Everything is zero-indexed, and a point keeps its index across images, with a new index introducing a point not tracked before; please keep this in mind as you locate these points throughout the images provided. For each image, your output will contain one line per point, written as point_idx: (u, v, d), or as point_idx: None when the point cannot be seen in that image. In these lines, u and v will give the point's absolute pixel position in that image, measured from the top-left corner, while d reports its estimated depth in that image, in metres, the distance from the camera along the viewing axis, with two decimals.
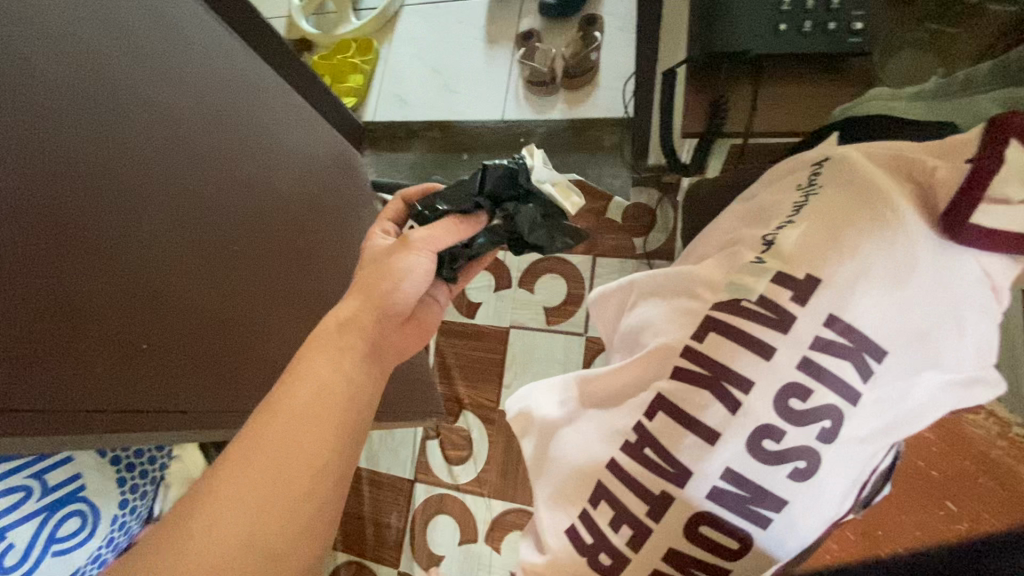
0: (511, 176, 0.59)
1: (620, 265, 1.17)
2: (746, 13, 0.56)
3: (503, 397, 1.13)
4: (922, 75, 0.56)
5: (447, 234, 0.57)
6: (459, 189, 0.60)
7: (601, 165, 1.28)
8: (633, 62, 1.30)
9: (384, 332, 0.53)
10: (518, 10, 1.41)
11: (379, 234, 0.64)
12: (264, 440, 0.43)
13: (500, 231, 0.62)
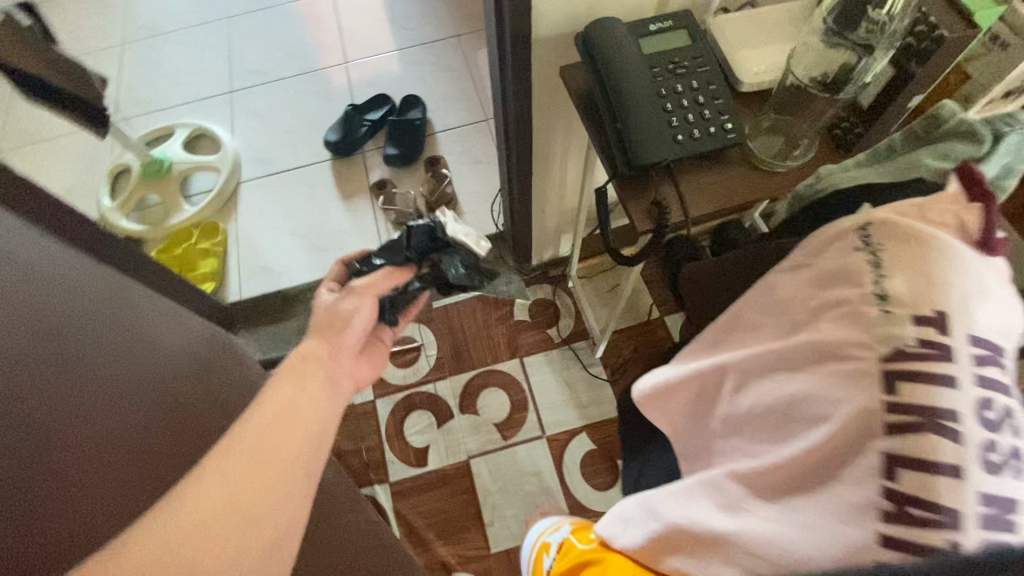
0: (431, 232, 0.68)
1: (548, 358, 1.20)
2: (646, 122, 0.56)
3: (490, 537, 1.04)
4: (785, 153, 0.61)
5: (384, 281, 0.65)
6: (391, 245, 0.68)
7: (492, 276, 1.32)
8: (486, 181, 1.42)
9: (340, 365, 0.58)
10: (365, 164, 1.48)
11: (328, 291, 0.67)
12: (238, 439, 0.45)
13: (429, 278, 0.69)
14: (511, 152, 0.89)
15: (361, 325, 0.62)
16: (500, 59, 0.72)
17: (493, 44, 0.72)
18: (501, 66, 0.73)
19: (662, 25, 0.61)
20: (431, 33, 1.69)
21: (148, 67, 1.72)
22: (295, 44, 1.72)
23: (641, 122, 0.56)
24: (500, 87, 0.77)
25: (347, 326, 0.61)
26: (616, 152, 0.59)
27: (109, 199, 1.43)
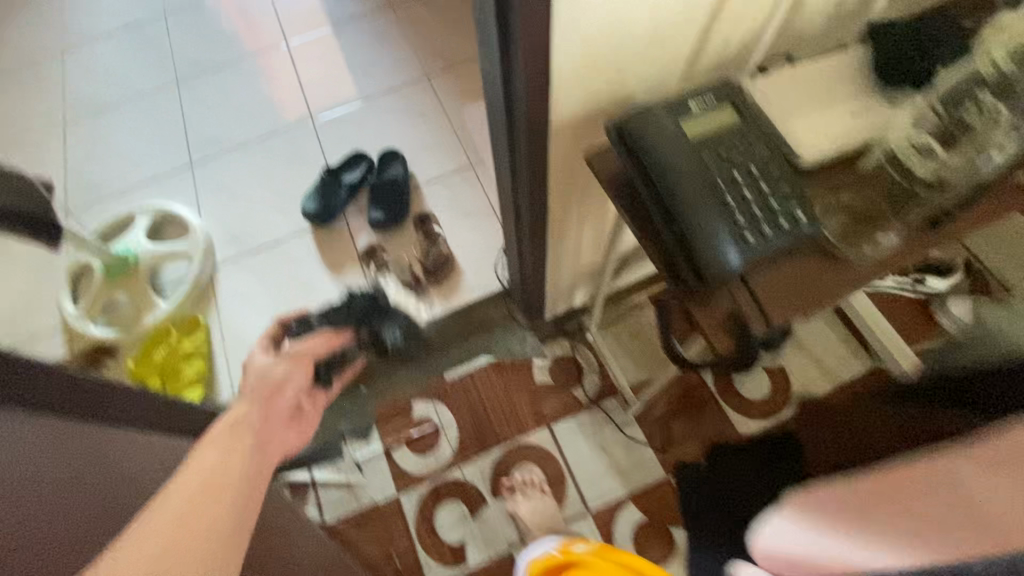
0: (370, 301, 1.13)
1: (578, 422, 1.12)
2: (706, 225, 0.49)
3: None
4: (865, 233, 0.52)
5: (327, 342, 0.99)
6: (340, 314, 1.08)
7: (504, 337, 1.22)
8: (482, 233, 1.33)
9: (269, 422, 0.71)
10: (348, 229, 1.37)
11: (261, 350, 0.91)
12: (161, 512, 0.47)
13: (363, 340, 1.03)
14: (523, 229, 0.81)
15: (297, 377, 0.86)
16: (509, 146, 0.64)
17: (500, 133, 0.64)
18: (511, 154, 0.65)
19: (700, 104, 0.54)
20: (397, 77, 1.59)
21: (96, 145, 1.59)
22: (254, 104, 1.60)
23: (701, 226, 0.49)
24: (510, 172, 0.69)
25: (290, 388, 0.83)
26: (681, 261, 0.51)
27: (73, 304, 1.30)
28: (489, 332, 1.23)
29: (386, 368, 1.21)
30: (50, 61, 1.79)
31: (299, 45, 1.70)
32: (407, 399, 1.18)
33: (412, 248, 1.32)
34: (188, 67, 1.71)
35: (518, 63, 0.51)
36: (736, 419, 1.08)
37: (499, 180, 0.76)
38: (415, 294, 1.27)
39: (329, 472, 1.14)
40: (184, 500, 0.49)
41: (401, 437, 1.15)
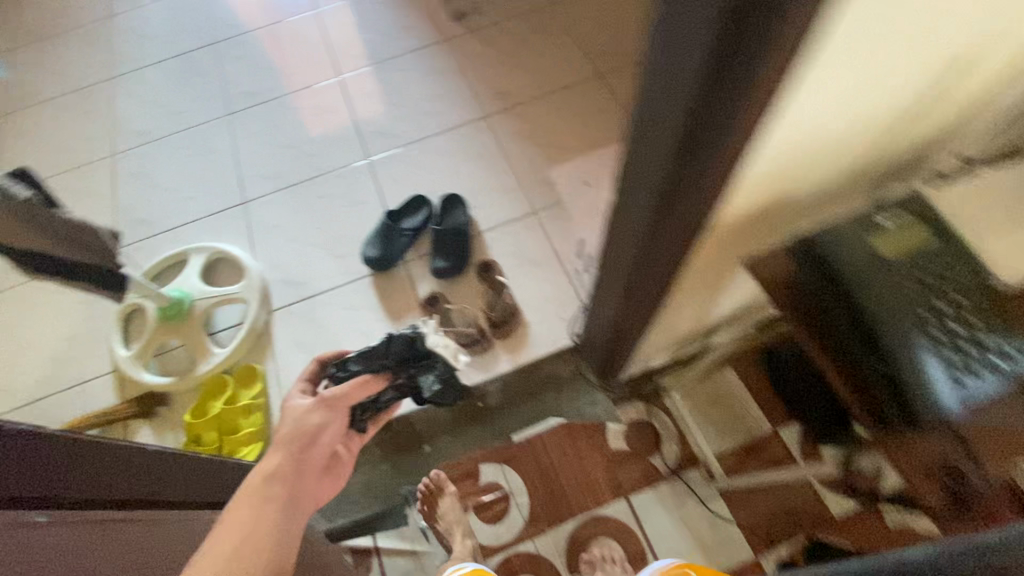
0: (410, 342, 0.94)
1: (658, 495, 1.07)
2: (904, 367, 0.59)
3: None
4: None
5: (360, 391, 0.90)
6: (371, 355, 0.93)
7: (574, 397, 1.17)
8: (548, 284, 1.28)
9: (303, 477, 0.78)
10: (409, 277, 1.34)
11: (297, 395, 0.91)
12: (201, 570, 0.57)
13: (400, 387, 0.97)
14: (637, 303, 0.78)
15: (337, 432, 0.89)
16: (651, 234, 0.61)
17: (640, 220, 0.61)
18: (650, 239, 0.62)
19: (890, 221, 0.65)
20: (455, 116, 1.56)
21: (146, 179, 1.56)
22: (307, 140, 1.58)
23: (903, 363, 0.59)
24: (641, 254, 0.66)
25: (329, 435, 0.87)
26: (883, 396, 0.61)
27: (125, 348, 1.26)
28: (559, 391, 1.18)
29: (452, 427, 1.17)
30: (100, 91, 1.77)
31: (354, 81, 1.67)
32: (475, 462, 1.13)
33: (475, 300, 1.28)
34: (240, 100, 1.69)
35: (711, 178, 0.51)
36: (828, 498, 1.03)
37: (617, 257, 0.73)
38: (479, 350, 1.22)
39: (394, 539, 1.09)
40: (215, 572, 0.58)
41: (468, 502, 1.10)
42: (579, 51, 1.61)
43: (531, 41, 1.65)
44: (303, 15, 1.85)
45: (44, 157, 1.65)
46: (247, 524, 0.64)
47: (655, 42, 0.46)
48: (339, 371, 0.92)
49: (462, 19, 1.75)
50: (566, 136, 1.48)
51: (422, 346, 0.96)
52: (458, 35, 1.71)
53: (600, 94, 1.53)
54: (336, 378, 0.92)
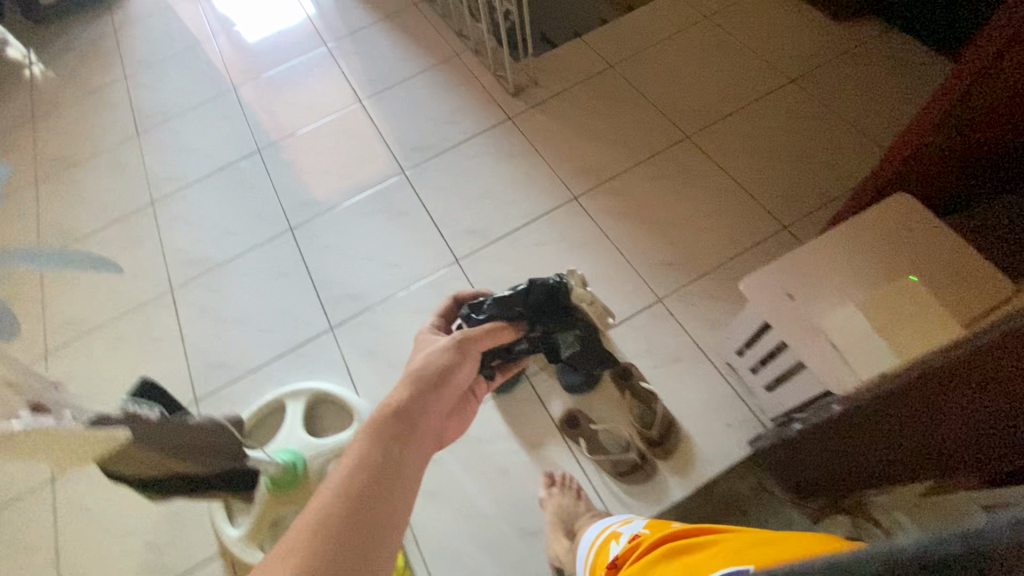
0: (553, 292, 0.93)
1: None
2: None
3: None
4: None
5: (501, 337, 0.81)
6: (510, 299, 0.89)
7: (766, 521, 1.01)
8: (698, 385, 1.14)
9: (428, 398, 0.66)
10: (536, 394, 1.18)
11: (433, 328, 0.88)
12: (325, 494, 0.51)
13: (538, 338, 0.92)
14: (934, 460, 0.70)
15: (465, 376, 0.73)
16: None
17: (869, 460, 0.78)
18: (920, 458, 0.71)
19: None
20: (540, 202, 1.45)
21: (214, 313, 1.43)
22: (384, 247, 1.46)
23: None
24: (895, 461, 0.75)
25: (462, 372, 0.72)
26: None
27: (234, 529, 1.09)
28: (748, 515, 1.02)
29: None
30: (140, 219, 1.64)
31: (419, 175, 1.56)
32: None
33: (621, 415, 1.13)
34: (300, 212, 1.56)
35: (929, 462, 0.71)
36: None
37: (927, 423, 0.66)
38: (644, 476, 1.07)
39: None
40: (334, 495, 0.51)
41: None
42: (657, 118, 1.52)
43: (600, 111, 1.56)
44: (347, 109, 1.75)
45: (91, 302, 1.51)
46: (371, 446, 0.57)
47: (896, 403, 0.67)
48: (481, 309, 0.87)
49: (521, 95, 1.66)
50: (669, 212, 1.37)
51: (561, 298, 0.94)
52: (522, 113, 1.61)
53: (693, 161, 1.43)
54: (474, 315, 0.87)
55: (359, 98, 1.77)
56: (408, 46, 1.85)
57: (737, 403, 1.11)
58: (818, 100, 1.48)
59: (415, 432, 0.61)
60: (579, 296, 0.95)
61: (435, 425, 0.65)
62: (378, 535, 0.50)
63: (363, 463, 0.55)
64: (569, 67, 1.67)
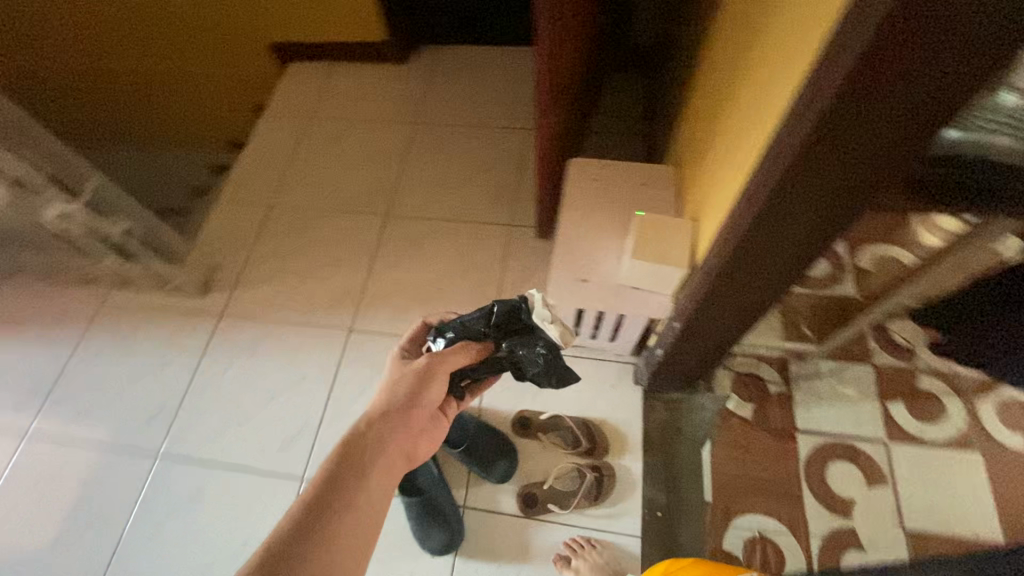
0: (515, 312, 0.84)
1: (805, 406, 1.21)
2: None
3: (978, 528, 1.08)
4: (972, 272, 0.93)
5: (457, 359, 0.80)
6: (472, 322, 0.84)
7: (692, 421, 1.20)
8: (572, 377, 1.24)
9: (403, 404, 0.75)
10: (482, 510, 1.12)
11: (410, 353, 0.87)
12: (324, 482, 0.67)
13: (504, 359, 0.84)
14: (836, 219, 0.63)
15: (437, 395, 0.79)
16: (790, 265, 0.72)
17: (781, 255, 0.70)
18: (828, 221, 0.63)
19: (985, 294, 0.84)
20: (326, 359, 1.33)
21: None
22: (215, 539, 1.16)
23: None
24: (805, 240, 0.67)
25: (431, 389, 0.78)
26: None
27: None
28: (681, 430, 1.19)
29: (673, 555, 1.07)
30: None
31: (179, 440, 1.26)
32: (721, 550, 1.07)
33: (552, 457, 1.16)
34: None
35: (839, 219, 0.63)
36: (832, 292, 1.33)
37: (729, 302, 0.81)
38: (609, 479, 1.12)
39: None
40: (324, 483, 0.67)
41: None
42: (352, 216, 1.55)
43: (303, 247, 1.51)
44: (16, 454, 1.28)
45: None
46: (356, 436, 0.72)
47: (796, 173, 0.56)
48: (448, 328, 0.85)
49: (213, 285, 1.46)
50: (432, 278, 1.42)
51: (527, 319, 0.84)
52: (230, 301, 1.43)
53: (412, 227, 1.51)
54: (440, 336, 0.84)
55: (20, 430, 1.31)
56: (32, 334, 1.43)
57: (603, 364, 1.25)
58: (446, 122, 1.70)
59: (346, 506, 0.66)
60: (540, 315, 0.81)
61: (395, 449, 0.74)
62: (344, 523, 0.65)
63: (291, 541, 0.62)
64: (235, 231, 1.55)
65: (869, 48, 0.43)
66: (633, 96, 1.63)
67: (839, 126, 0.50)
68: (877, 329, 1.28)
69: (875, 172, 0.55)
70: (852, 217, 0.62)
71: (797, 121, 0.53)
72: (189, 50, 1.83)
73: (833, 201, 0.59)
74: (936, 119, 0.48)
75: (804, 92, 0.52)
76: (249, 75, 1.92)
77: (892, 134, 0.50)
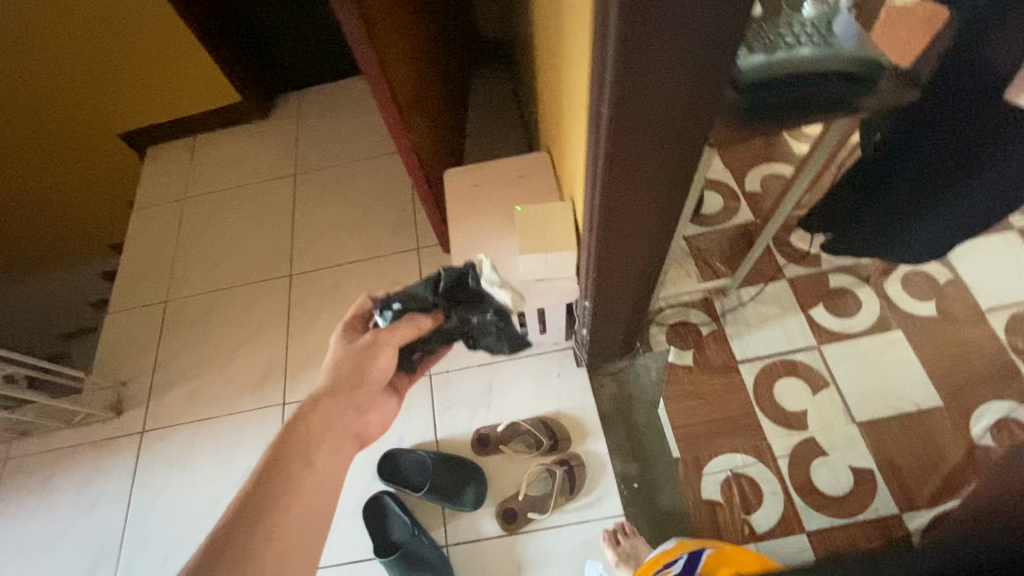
0: (464, 276, 0.87)
1: (738, 336, 1.25)
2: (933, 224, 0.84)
3: (918, 397, 1.14)
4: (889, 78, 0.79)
5: (407, 332, 0.78)
6: (420, 293, 0.84)
7: (641, 384, 1.21)
8: (517, 380, 1.23)
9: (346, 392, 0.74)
10: (468, 540, 1.08)
11: (348, 332, 0.81)
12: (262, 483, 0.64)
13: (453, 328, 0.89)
14: (679, 178, 0.65)
15: (384, 368, 0.78)
16: (659, 227, 0.74)
17: (646, 221, 0.72)
18: (671, 183, 0.66)
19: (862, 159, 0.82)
20: (267, 442, 1.26)
21: None
22: None
23: (938, 218, 0.82)
24: (661, 204, 0.69)
25: (380, 367, 0.77)
26: (917, 210, 0.83)
27: None
28: (636, 397, 1.20)
29: (659, 520, 1.08)
30: None
31: None
32: (702, 500, 1.09)
33: (521, 465, 1.14)
34: None
35: (682, 179, 0.66)
36: (732, 223, 1.38)
37: (622, 269, 0.83)
38: (581, 468, 1.12)
39: None
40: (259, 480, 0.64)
41: (738, 515, 1.07)
42: (255, 287, 1.47)
43: (212, 334, 1.42)
44: None
45: None
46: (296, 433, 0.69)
47: (620, 148, 0.58)
48: (393, 300, 0.82)
49: (126, 404, 1.36)
50: None
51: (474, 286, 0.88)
52: (149, 416, 1.33)
53: (320, 279, 1.45)
54: (387, 310, 0.81)
55: None
56: None
57: (544, 358, 1.24)
58: (326, 165, 1.64)
59: (281, 516, 0.61)
60: (491, 281, 0.87)
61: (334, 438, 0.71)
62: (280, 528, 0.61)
63: (217, 555, 0.56)
64: (135, 341, 1.44)
65: (618, 23, 0.45)
66: (503, 87, 1.63)
67: (631, 98, 0.52)
68: (781, 245, 1.34)
69: (690, 129, 0.57)
70: (691, 172, 0.65)
71: (599, 96, 0.55)
72: (31, 165, 1.68)
73: (665, 164, 0.62)
74: (713, 74, 0.51)
75: (593, 74, 0.54)
76: (105, 173, 1.80)
77: (686, 89, 0.52)
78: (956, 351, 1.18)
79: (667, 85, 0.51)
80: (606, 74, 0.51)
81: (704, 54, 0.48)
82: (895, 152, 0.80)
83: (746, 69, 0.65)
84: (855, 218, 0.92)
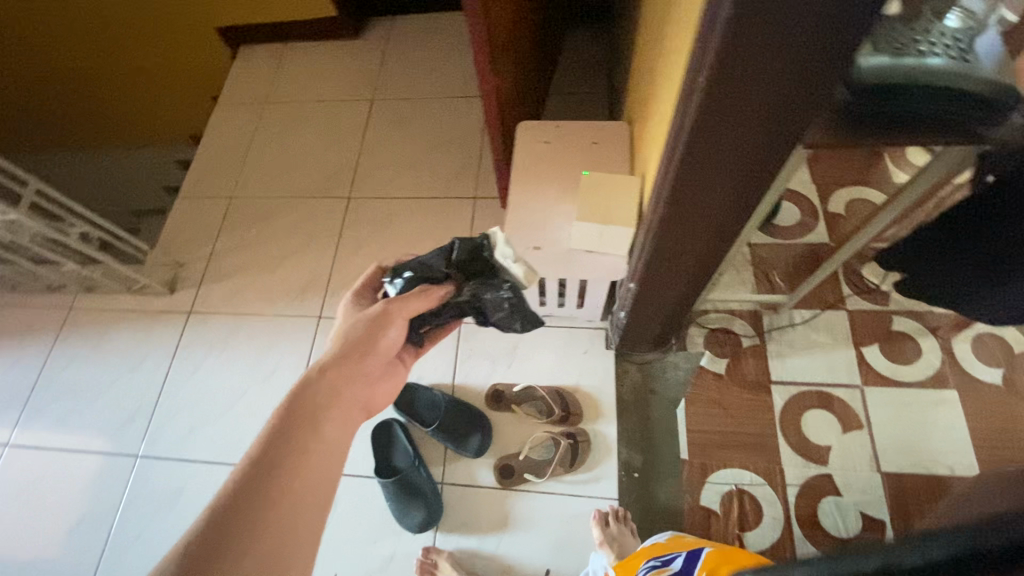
0: (477, 248, 0.82)
1: (779, 357, 1.20)
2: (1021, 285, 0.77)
3: (955, 461, 1.08)
4: None
5: (417, 303, 0.75)
6: (432, 264, 0.80)
7: (664, 379, 1.19)
8: (543, 348, 1.23)
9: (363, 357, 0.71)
10: (463, 484, 1.12)
11: (356, 303, 0.81)
12: (274, 447, 0.61)
13: (461, 303, 0.82)
14: (758, 176, 0.62)
15: (392, 341, 0.74)
16: (723, 224, 0.71)
17: (714, 214, 0.68)
18: (749, 179, 0.62)
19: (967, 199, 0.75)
20: (296, 349, 1.32)
21: None
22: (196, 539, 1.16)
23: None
24: (732, 198, 0.66)
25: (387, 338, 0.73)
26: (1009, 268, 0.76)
27: None
28: (656, 390, 1.18)
29: (653, 513, 1.08)
30: None
31: (157, 440, 1.26)
32: (699, 505, 1.07)
33: (528, 429, 1.16)
34: None
35: (761, 177, 0.62)
36: (802, 241, 1.31)
37: (674, 260, 0.80)
38: (585, 445, 1.12)
39: None
40: (266, 445, 0.61)
41: (734, 529, 1.05)
42: (315, 201, 1.51)
43: (266, 237, 1.48)
44: None
45: None
46: (313, 397, 0.65)
47: (705, 130, 0.55)
48: (405, 269, 0.80)
49: (180, 283, 1.45)
50: (399, 256, 1.39)
51: (488, 261, 0.82)
52: (197, 299, 1.42)
53: (376, 207, 1.48)
54: (396, 278, 0.79)
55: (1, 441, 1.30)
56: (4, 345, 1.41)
57: (575, 332, 1.24)
58: (405, 98, 1.64)
59: (289, 476, 0.59)
60: (505, 253, 0.80)
61: (348, 403, 0.68)
62: (289, 495, 0.58)
63: (225, 515, 0.55)
64: (199, 227, 1.52)
65: None
66: (597, 50, 1.57)
67: (727, 78, 0.49)
68: (850, 274, 1.27)
69: (786, 124, 0.53)
70: (778, 169, 0.61)
71: (696, 71, 0.51)
72: (138, 43, 1.75)
73: (749, 155, 0.58)
74: (830, 61, 0.46)
75: (693, 43, 0.51)
76: (198, 64, 1.86)
77: (793, 78, 0.48)
78: (1013, 425, 1.10)
79: (773, 70, 0.48)
80: (710, 46, 0.48)
81: (823, 35, 0.44)
82: (1014, 194, 0.70)
83: (863, 70, 0.60)
84: (929, 264, 0.86)
